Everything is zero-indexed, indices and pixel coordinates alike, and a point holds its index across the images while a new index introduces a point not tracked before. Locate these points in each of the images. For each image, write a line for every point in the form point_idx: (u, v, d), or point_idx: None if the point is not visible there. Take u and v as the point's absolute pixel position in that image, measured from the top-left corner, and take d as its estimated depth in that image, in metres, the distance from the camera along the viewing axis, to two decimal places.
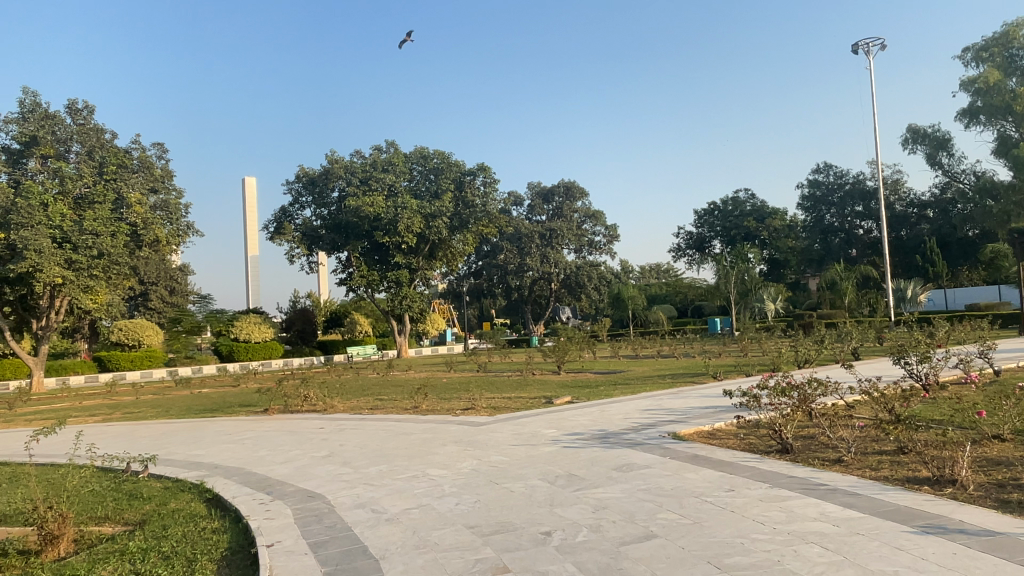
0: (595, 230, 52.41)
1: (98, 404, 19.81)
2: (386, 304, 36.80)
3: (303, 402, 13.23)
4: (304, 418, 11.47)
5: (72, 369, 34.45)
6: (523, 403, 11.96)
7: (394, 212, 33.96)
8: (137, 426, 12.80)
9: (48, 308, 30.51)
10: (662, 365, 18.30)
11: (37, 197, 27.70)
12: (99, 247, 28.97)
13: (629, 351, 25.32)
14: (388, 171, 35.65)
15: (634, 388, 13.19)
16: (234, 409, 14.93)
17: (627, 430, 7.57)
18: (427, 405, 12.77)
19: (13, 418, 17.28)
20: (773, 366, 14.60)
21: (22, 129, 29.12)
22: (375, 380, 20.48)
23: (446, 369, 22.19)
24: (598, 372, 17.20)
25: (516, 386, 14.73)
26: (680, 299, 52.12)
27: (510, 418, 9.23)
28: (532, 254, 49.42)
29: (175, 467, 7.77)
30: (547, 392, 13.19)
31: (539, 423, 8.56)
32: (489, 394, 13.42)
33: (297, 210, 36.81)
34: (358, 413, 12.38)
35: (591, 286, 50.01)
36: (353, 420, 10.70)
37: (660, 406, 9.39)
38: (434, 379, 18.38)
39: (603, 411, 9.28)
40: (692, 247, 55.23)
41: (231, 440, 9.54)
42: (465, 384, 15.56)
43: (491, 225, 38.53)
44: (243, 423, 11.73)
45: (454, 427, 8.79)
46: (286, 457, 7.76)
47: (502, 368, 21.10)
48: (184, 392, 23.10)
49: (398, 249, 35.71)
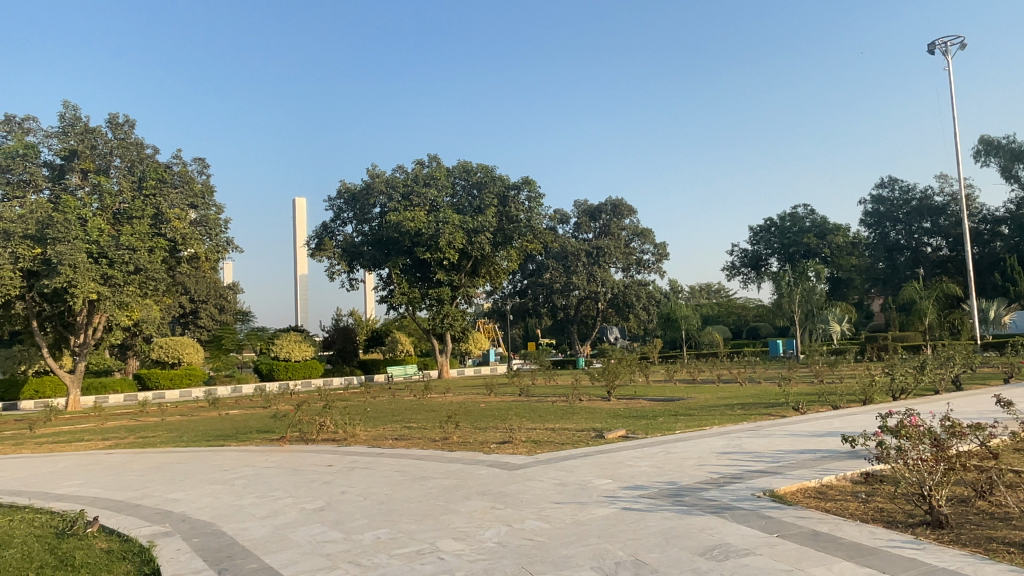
0: (643, 248, 50.42)
1: (123, 426, 18.75)
2: (427, 323, 35.51)
3: (320, 431, 11.66)
4: (314, 452, 9.86)
5: (111, 387, 33.94)
6: (570, 437, 10.11)
7: (435, 227, 32.70)
8: (138, 455, 11.41)
9: (86, 324, 30.11)
10: (727, 392, 16.23)
11: (75, 212, 27.34)
12: (135, 262, 28.41)
13: (686, 375, 23.27)
14: (430, 185, 34.47)
15: (700, 420, 11.21)
16: (249, 436, 13.47)
17: (707, 485, 5.77)
18: (458, 436, 11.06)
19: (28, 439, 16.25)
20: (863, 398, 12.41)
21: (63, 143, 28.69)
22: (410, 402, 18.93)
23: (487, 393, 20.47)
24: (653, 399, 15.25)
25: (560, 414, 12.86)
26: (734, 320, 49.77)
27: (553, 460, 7.47)
28: (579, 273, 47.50)
29: (136, 519, 6.25)
30: (597, 423, 11.31)
31: (589, 468, 6.80)
32: (529, 423, 11.59)
33: (338, 226, 35.86)
34: (379, 445, 10.74)
35: (639, 305, 48.02)
36: (367, 455, 9.04)
37: (742, 449, 7.49)
38: (471, 403, 16.64)
39: (666, 453, 7.47)
40: (747, 265, 52.59)
41: (220, 479, 8.01)
42: (502, 411, 13.75)
43: (536, 241, 36.86)
44: (248, 455, 10.19)
45: (482, 471, 7.06)
46: (268, 509, 6.14)
47: (546, 393, 19.30)
48: (213, 413, 21.94)
49: (439, 266, 34.52)
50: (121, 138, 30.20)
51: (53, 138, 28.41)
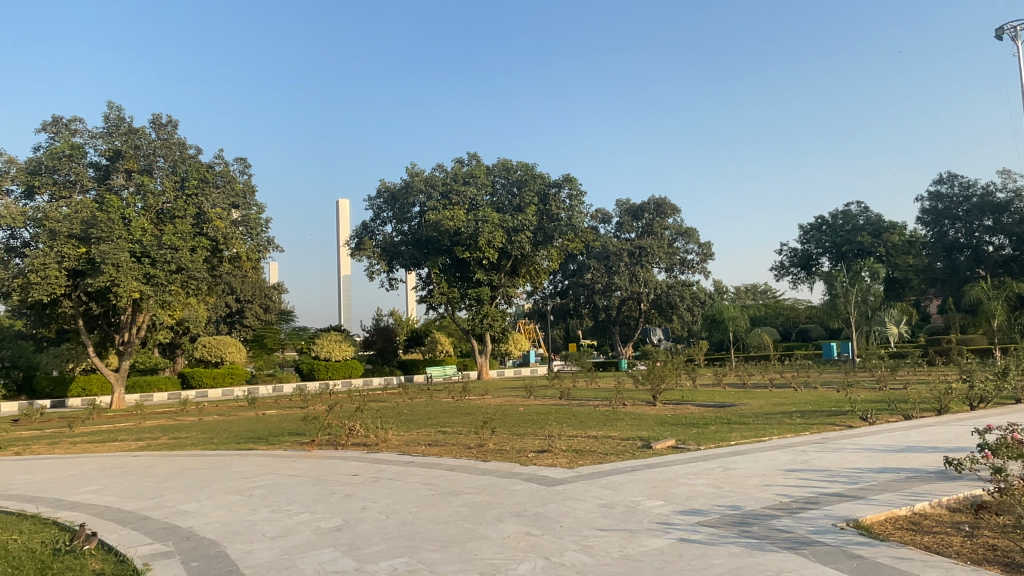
0: (687, 247, 49.12)
1: (160, 425, 18.54)
2: (466, 323, 35.00)
3: (350, 435, 11.07)
4: (341, 458, 9.26)
5: (155, 386, 34.24)
6: (615, 446, 9.30)
7: (474, 226, 32.12)
8: (163, 458, 10.98)
9: (131, 323, 30.43)
10: (782, 398, 15.19)
11: (118, 211, 27.63)
12: (177, 262, 28.48)
13: (735, 380, 22.20)
14: (469, 184, 33.94)
15: (757, 429, 10.28)
16: (280, 439, 12.97)
17: (778, 513, 4.96)
18: (494, 442, 10.37)
19: (65, 438, 16.13)
20: (938, 406, 11.30)
21: (108, 143, 29.01)
22: (446, 405, 18.29)
23: (526, 396, 19.74)
24: (703, 406, 14.33)
25: (603, 420, 12.05)
26: (783, 321, 48.11)
27: (598, 475, 6.72)
28: (621, 273, 46.38)
29: (140, 534, 5.71)
30: (643, 432, 10.49)
31: (640, 487, 6.03)
32: (570, 430, 10.81)
33: (378, 225, 35.59)
34: (410, 451, 10.10)
35: (683, 306, 46.71)
36: (396, 464, 8.41)
37: (812, 467, 6.62)
38: (508, 407, 15.93)
39: (725, 471, 6.63)
40: (797, 265, 50.78)
41: (237, 489, 7.46)
42: (541, 416, 12.98)
43: (578, 239, 36.03)
44: (273, 461, 9.67)
45: (518, 487, 6.34)
46: (280, 528, 5.53)
47: (588, 396, 18.52)
48: (250, 413, 21.68)
49: (478, 265, 33.95)
50: (164, 138, 30.40)
51: (98, 139, 28.77)
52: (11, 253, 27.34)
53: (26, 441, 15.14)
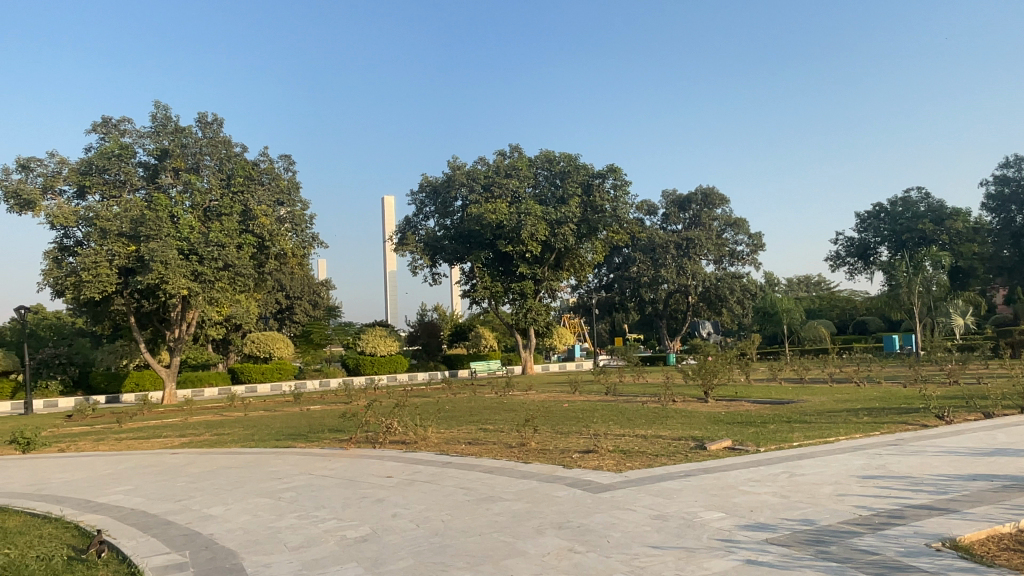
0: (737, 238, 47.75)
1: (206, 421, 18.55)
2: (511, 318, 34.55)
3: (388, 433, 10.65)
4: (376, 458, 8.84)
5: (206, 381, 34.71)
6: (665, 447, 8.68)
7: (517, 219, 31.61)
8: (201, 457, 10.77)
9: (181, 319, 30.87)
10: (845, 394, 14.27)
11: (166, 210, 28.01)
12: (224, 259, 28.75)
13: (791, 375, 21.23)
14: (511, 176, 33.44)
15: (821, 429, 9.50)
16: (320, 436, 12.68)
17: (858, 530, 4.34)
18: (537, 441, 9.84)
19: (114, 434, 16.22)
20: (1022, 404, 10.32)
21: (155, 143, 29.46)
22: (490, 401, 17.86)
23: (571, 391, 19.19)
24: (759, 402, 13.53)
25: (653, 418, 11.39)
26: (838, 313, 46.38)
27: (649, 481, 6.13)
28: (668, 266, 45.25)
29: (157, 542, 5.36)
30: (696, 431, 9.83)
31: (698, 496, 5.42)
32: (617, 429, 10.21)
33: (420, 220, 35.37)
34: (449, 449, 9.65)
35: (733, 299, 45.43)
36: (433, 464, 7.96)
37: (892, 474, 5.90)
38: (553, 403, 15.39)
39: (792, 478, 5.98)
40: (853, 254, 48.90)
41: (267, 491, 7.10)
42: (587, 413, 12.40)
43: (623, 231, 35.35)
44: (309, 459, 9.33)
45: (561, 494, 5.80)
46: (302, 537, 5.10)
47: (636, 391, 17.84)
48: (295, 409, 21.60)
49: (522, 258, 33.48)
50: (210, 137, 30.67)
51: (146, 138, 29.24)
52: (64, 252, 27.99)
53: (72, 437, 15.21)
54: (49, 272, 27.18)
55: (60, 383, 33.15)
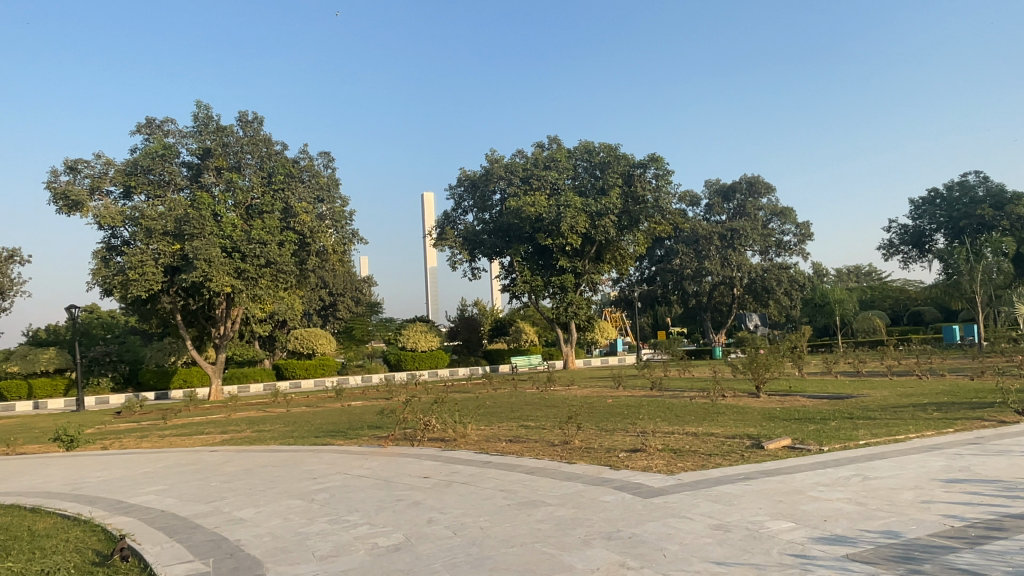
0: (784, 228, 46.39)
1: (247, 418, 18.58)
2: (551, 312, 34.06)
3: (427, 431, 10.30)
4: (414, 457, 8.49)
5: (252, 377, 35.12)
6: (718, 447, 8.15)
7: (557, 211, 31.07)
8: (238, 454, 10.60)
9: (225, 316, 31.24)
10: (907, 388, 13.46)
11: (209, 208, 28.29)
12: (266, 256, 28.91)
13: (846, 369, 20.34)
14: (551, 168, 32.86)
15: (887, 426, 8.82)
16: (358, 433, 12.45)
17: (953, 544, 3.79)
18: (581, 439, 9.40)
19: (159, 430, 16.33)
20: None
21: (198, 142, 29.75)
22: (531, 397, 17.46)
23: (615, 386, 18.67)
24: (815, 397, 12.83)
25: (703, 415, 10.83)
26: (891, 304, 44.70)
27: (705, 486, 5.63)
28: (712, 257, 44.14)
29: (181, 549, 5.09)
30: (750, 429, 9.25)
31: (762, 503, 4.91)
32: (665, 426, 9.69)
33: (459, 214, 35.09)
34: (489, 448, 9.27)
35: (780, 291, 44.18)
36: (472, 464, 7.58)
37: (980, 478, 5.28)
38: (597, 399, 14.89)
39: (866, 483, 5.40)
40: (907, 243, 47.07)
41: (300, 492, 6.81)
42: (632, 409, 11.88)
43: (665, 222, 34.60)
44: (346, 458, 9.05)
45: (609, 498, 5.34)
46: (331, 545, 4.76)
47: (683, 386, 17.24)
48: (336, 404, 21.52)
49: (562, 251, 33.00)
50: (251, 135, 30.83)
51: (189, 138, 29.56)
52: (112, 252, 28.54)
53: (116, 434, 15.31)
54: (98, 271, 27.73)
55: (111, 380, 33.84)
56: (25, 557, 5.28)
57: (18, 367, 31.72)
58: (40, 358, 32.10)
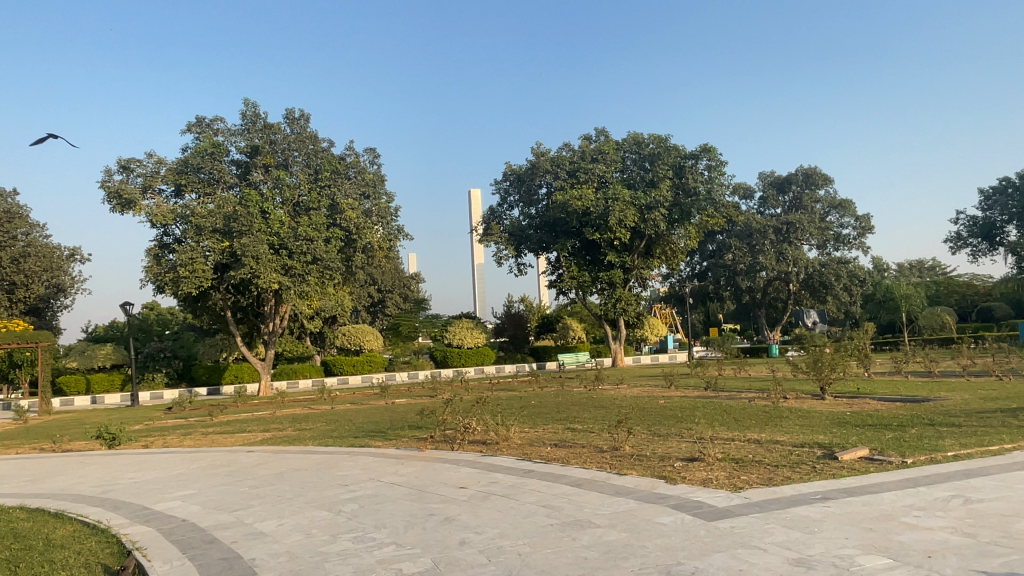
0: (843, 221, 44.48)
1: (292, 415, 18.42)
2: (600, 308, 33.25)
3: (467, 434, 9.77)
4: (452, 463, 7.96)
5: (301, 373, 35.31)
6: (785, 457, 7.40)
7: (604, 205, 30.24)
8: (274, 456, 10.26)
9: (274, 313, 31.45)
10: (990, 391, 12.33)
11: (257, 206, 28.42)
12: (312, 253, 28.85)
13: (916, 368, 19.10)
14: (598, 161, 31.98)
15: (977, 435, 7.90)
16: (399, 433, 12.03)
17: None
18: (633, 444, 8.75)
19: (204, 427, 16.27)
20: None
21: (246, 140, 29.94)
22: (578, 396, 16.84)
23: (666, 386, 17.85)
24: (887, 400, 11.82)
25: (765, 420, 10.02)
26: (958, 300, 42.53)
27: (777, 508, 4.91)
28: (766, 252, 42.52)
29: (190, 568, 4.62)
30: (820, 437, 8.43)
31: (849, 532, 4.18)
32: (724, 432, 8.97)
33: (505, 210, 34.54)
34: (533, 452, 8.69)
35: (839, 286, 42.36)
36: (514, 473, 7.00)
37: None
38: (648, 399, 14.16)
39: (971, 508, 4.60)
40: (977, 235, 44.56)
41: (329, 501, 6.35)
42: (687, 412, 11.15)
43: (718, 215, 33.49)
44: (383, 462, 8.60)
45: (666, 520, 4.69)
46: (352, 569, 4.25)
47: (740, 386, 16.32)
48: (381, 401, 21.24)
49: (610, 246, 32.17)
50: (298, 133, 30.87)
51: (238, 136, 29.77)
52: (164, 249, 29.00)
53: (161, 431, 15.30)
54: (151, 268, 28.10)
55: (165, 375, 34.48)
56: (30, 571, 4.90)
57: (76, 363, 32.82)
58: (98, 353, 33.21)
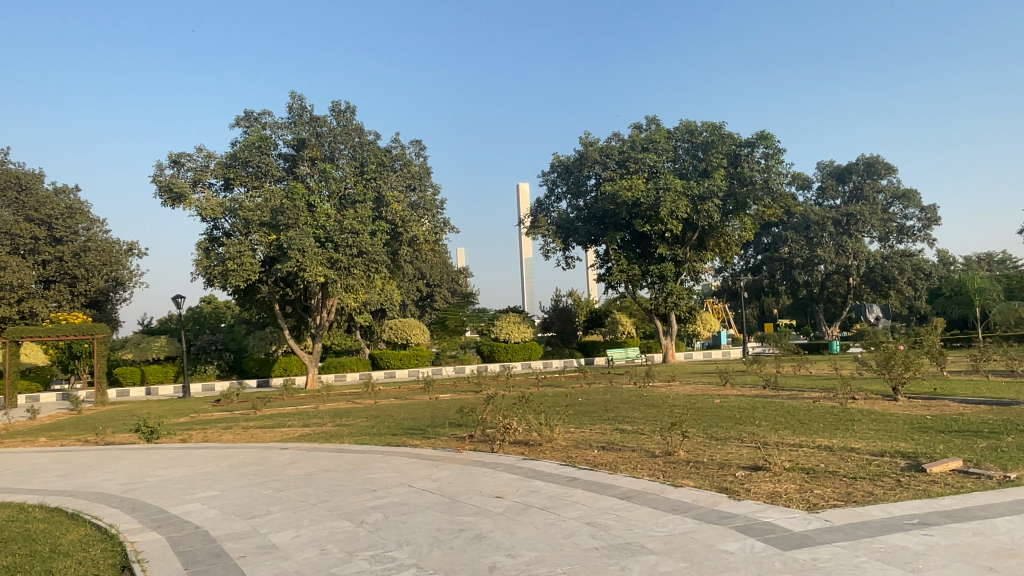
0: (907, 212, 42.26)
1: (334, 409, 18.12)
2: (650, 303, 32.20)
3: (507, 434, 9.15)
4: (490, 467, 7.34)
5: (348, 366, 35.25)
6: (864, 467, 6.56)
7: (655, 195, 29.20)
8: (308, 454, 9.82)
9: (321, 306, 31.44)
10: None
11: (304, 199, 28.33)
12: (358, 246, 28.57)
13: (996, 367, 17.63)
14: (649, 150, 30.91)
15: None
16: (437, 431, 11.46)
17: None
18: (688, 449, 8.00)
19: (247, 421, 16.07)
20: None
21: (293, 134, 29.86)
22: (628, 394, 16.04)
23: (722, 384, 16.85)
24: (972, 403, 10.69)
25: (834, 424, 9.12)
26: None
27: (867, 535, 4.14)
28: (825, 245, 40.69)
29: None
30: (901, 445, 7.54)
31: (964, 573, 3.39)
32: (790, 437, 8.14)
33: (552, 202, 33.78)
34: (578, 455, 8.01)
35: (903, 281, 40.17)
36: (557, 480, 6.35)
37: None
38: (704, 398, 13.27)
39: None
40: None
41: (354, 509, 5.80)
42: (746, 413, 10.30)
43: (776, 205, 32.13)
44: (418, 463, 8.06)
45: (734, 547, 3.98)
46: None
47: (802, 386, 15.25)
48: (424, 397, 20.78)
49: (661, 239, 31.10)
50: (343, 125, 30.73)
51: (284, 130, 29.73)
52: (214, 243, 29.20)
53: (203, 425, 15.14)
54: (201, 262, 28.32)
55: (216, 367, 34.87)
56: None
57: (132, 355, 33.35)
58: (152, 345, 33.50)
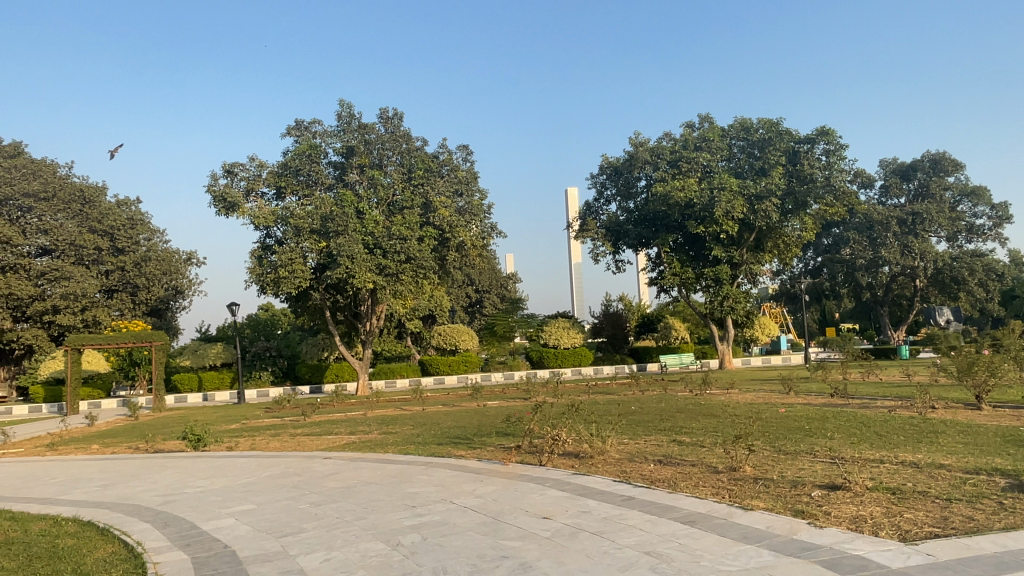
0: (978, 210, 40.05)
1: (382, 417, 17.89)
2: (704, 307, 31.18)
3: (556, 446, 8.62)
4: (537, 483, 6.83)
5: (398, 372, 35.23)
6: (961, 488, 5.80)
7: (709, 195, 28.27)
8: (350, 464, 9.48)
9: (371, 312, 31.46)
10: None
11: (353, 206, 28.39)
12: (407, 251, 28.40)
13: None
14: (702, 149, 29.95)
15: None
16: (483, 441, 10.99)
17: None
18: (755, 463, 7.32)
19: (294, 428, 15.95)
20: None
21: (342, 141, 30.00)
22: (684, 402, 15.33)
23: (784, 392, 15.93)
24: None
25: (916, 437, 8.30)
26: None
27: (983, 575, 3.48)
28: (890, 245, 38.87)
29: None
30: (998, 461, 6.72)
31: None
32: (869, 451, 7.39)
33: (602, 204, 33.08)
34: (634, 469, 7.42)
35: (974, 281, 37.99)
36: (610, 499, 5.79)
37: None
38: (766, 407, 12.47)
39: None
40: None
41: (391, 529, 5.36)
42: (815, 424, 9.51)
43: (839, 204, 30.73)
44: (461, 477, 7.60)
45: None
46: None
47: (872, 393, 14.26)
48: (473, 404, 20.40)
49: (715, 241, 30.11)
50: (392, 132, 30.76)
51: (334, 138, 29.91)
52: (267, 251, 29.55)
53: (252, 432, 15.07)
54: (254, 270, 28.65)
55: (270, 373, 35.32)
56: None
57: (189, 361, 34.11)
58: (208, 352, 34.20)
